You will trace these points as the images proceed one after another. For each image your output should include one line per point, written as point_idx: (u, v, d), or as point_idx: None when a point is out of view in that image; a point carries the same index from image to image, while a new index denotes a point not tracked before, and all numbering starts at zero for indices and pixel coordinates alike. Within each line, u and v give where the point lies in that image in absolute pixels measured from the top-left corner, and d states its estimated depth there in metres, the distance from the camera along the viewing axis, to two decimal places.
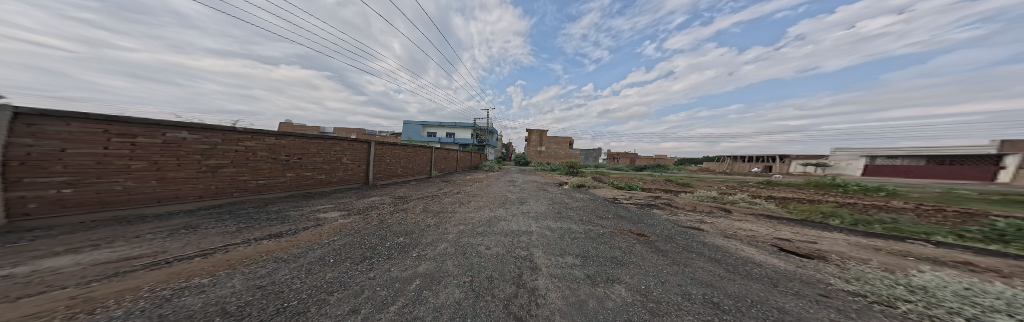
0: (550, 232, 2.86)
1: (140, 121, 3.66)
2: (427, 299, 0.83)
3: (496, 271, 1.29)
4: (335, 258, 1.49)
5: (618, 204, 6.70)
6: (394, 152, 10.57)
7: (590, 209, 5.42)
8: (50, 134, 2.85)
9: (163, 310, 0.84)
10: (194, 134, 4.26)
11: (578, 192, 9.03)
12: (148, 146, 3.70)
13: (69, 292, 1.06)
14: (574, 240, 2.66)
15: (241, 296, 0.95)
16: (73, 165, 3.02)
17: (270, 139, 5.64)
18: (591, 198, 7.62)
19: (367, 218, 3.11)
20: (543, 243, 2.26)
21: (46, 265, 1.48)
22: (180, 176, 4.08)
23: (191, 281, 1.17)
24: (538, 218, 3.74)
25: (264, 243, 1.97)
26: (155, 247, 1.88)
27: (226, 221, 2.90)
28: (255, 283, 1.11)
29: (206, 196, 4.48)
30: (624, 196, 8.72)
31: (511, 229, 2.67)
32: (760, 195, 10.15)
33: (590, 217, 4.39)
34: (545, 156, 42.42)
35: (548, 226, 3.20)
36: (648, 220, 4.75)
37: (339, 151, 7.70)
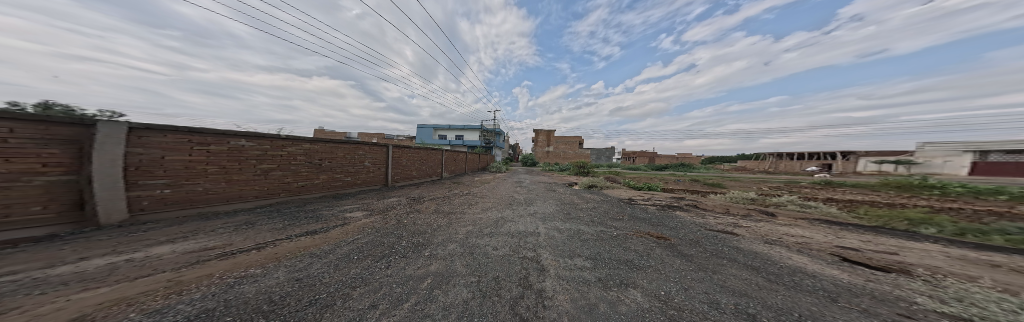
0: (559, 233, 2.84)
1: (212, 131, 4.41)
2: (437, 297, 0.90)
3: (504, 272, 1.34)
4: (356, 255, 1.67)
5: (634, 205, 6.34)
6: (409, 155, 11.23)
7: (603, 210, 5.22)
8: (153, 144, 3.65)
9: (229, 295, 1.04)
10: (251, 141, 5.00)
11: (590, 193, 8.75)
12: (219, 153, 4.44)
13: (169, 275, 1.36)
14: (585, 242, 2.60)
15: (283, 287, 1.13)
16: (170, 169, 3.82)
17: (306, 145, 6.36)
18: (604, 199, 7.31)
19: (386, 218, 3.40)
20: (551, 244, 2.26)
21: (154, 252, 1.92)
22: (242, 178, 4.83)
23: (247, 271, 1.43)
24: (545, 218, 3.75)
25: (299, 240, 2.27)
26: (224, 240, 2.31)
27: (274, 219, 3.40)
28: (294, 276, 1.31)
29: (261, 196, 5.22)
30: (641, 197, 8.22)
31: (517, 229, 2.73)
32: (816, 197, 8.74)
33: (603, 218, 4.24)
34: (556, 156, 41.38)
35: (556, 227, 3.17)
36: (669, 223, 4.43)
37: (362, 154, 8.37)
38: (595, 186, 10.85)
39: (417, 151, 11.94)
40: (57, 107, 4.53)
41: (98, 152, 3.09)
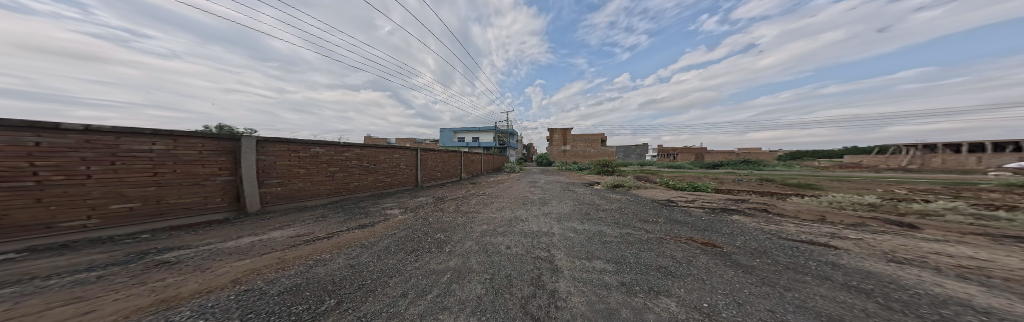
0: (577, 234, 2.76)
1: (300, 141, 5.86)
2: (454, 292, 1.05)
3: (516, 271, 1.43)
4: (390, 249, 1.99)
5: (672, 207, 5.51)
6: (433, 157, 12.20)
7: (631, 211, 4.72)
8: (269, 152, 5.12)
9: (311, 270, 1.46)
10: (322, 148, 6.37)
11: (616, 193, 7.98)
12: (305, 158, 5.87)
13: (276, 255, 1.92)
14: (606, 244, 2.48)
15: (343, 267, 1.50)
16: (280, 171, 5.30)
17: (357, 150, 7.56)
18: (634, 199, 6.57)
19: (415, 216, 3.93)
20: (566, 245, 2.25)
21: (270, 235, 2.78)
22: (319, 178, 6.19)
23: (321, 256, 1.88)
24: (561, 218, 3.67)
25: (351, 233, 2.85)
26: (307, 229, 3.13)
27: (335, 214, 4.32)
28: (350, 259, 1.70)
29: (330, 194, 6.52)
30: (682, 198, 7.05)
31: (531, 229, 2.77)
32: (1004, 206, 5.75)
33: (631, 220, 3.85)
34: (577, 156, 37.70)
35: (572, 227, 3.10)
36: (721, 229, 3.70)
37: (398, 157, 9.36)
38: (622, 187, 9.76)
39: (440, 154, 12.98)
40: (224, 127, 6.83)
41: (239, 159, 4.57)
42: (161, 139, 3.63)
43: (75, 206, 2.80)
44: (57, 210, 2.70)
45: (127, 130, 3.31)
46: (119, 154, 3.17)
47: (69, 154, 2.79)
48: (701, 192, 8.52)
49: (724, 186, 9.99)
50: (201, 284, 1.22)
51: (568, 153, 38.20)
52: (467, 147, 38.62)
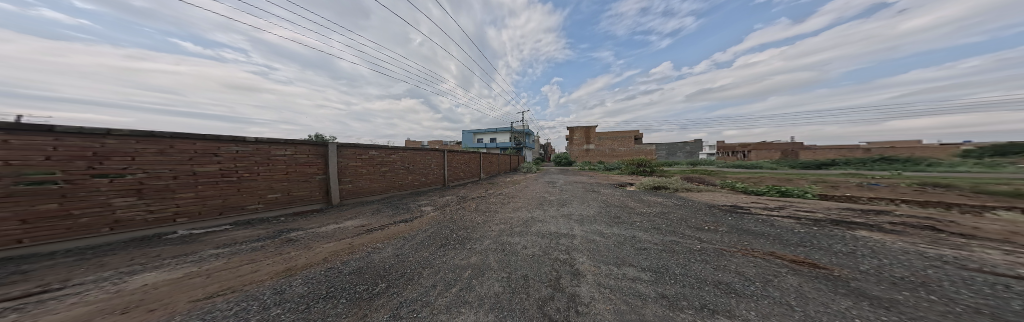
0: (602, 237, 2.62)
1: (367, 146, 7.15)
2: (475, 288, 1.19)
3: (533, 272, 1.50)
4: (424, 243, 2.10)
5: (739, 215, 4.37)
6: (460, 158, 12.80)
7: (678, 217, 3.99)
8: (348, 155, 6.49)
9: (372, 250, 1.85)
10: (377, 151, 7.38)
11: (656, 196, 6.85)
12: (367, 160, 6.97)
13: (346, 241, 2.23)
14: (639, 250, 2.24)
15: (392, 250, 1.86)
16: (351, 172, 6.52)
17: (402, 152, 8.46)
18: (680, 204, 5.53)
19: (444, 212, 4.36)
20: (590, 249, 2.17)
21: (346, 221, 3.62)
22: (376, 177, 7.25)
23: (375, 244, 2.07)
24: (583, 221, 3.46)
25: (396, 226, 3.13)
26: (366, 218, 3.90)
27: (385, 209, 5.10)
28: (397, 244, 2.08)
29: (383, 191, 7.54)
30: (754, 204, 5.50)
31: (549, 230, 2.76)
32: None
33: (676, 227, 3.28)
34: (605, 156, 33.15)
35: (597, 231, 2.90)
36: (827, 246, 2.71)
37: (431, 158, 10.13)
38: (664, 189, 8.28)
39: (466, 154, 13.58)
40: None
41: (328, 161, 5.92)
42: (289, 146, 5.19)
43: (251, 194, 4.47)
44: (244, 196, 4.38)
45: (273, 141, 4.93)
46: (269, 158, 4.78)
47: (251, 158, 4.49)
48: (791, 198, 6.41)
49: (833, 191, 7.27)
50: (310, 255, 1.76)
51: (590, 154, 33.93)
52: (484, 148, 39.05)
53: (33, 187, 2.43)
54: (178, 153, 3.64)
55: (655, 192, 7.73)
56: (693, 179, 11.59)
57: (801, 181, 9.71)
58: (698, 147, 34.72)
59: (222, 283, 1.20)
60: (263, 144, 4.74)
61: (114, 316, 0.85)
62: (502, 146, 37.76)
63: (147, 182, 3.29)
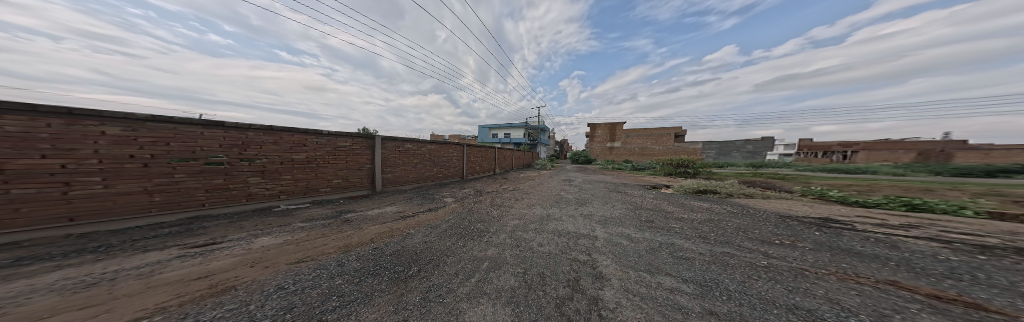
0: (629, 241, 2.44)
1: (406, 139, 8.08)
2: (492, 279, 1.28)
3: (549, 270, 1.53)
4: (447, 233, 2.35)
5: (831, 230, 3.37)
6: (478, 151, 13.39)
7: (735, 227, 3.32)
8: (392, 147, 7.47)
9: (409, 236, 2.17)
10: (412, 145, 8.28)
11: (702, 201, 5.80)
12: (404, 152, 7.90)
13: (387, 225, 2.67)
14: (676, 259, 2.00)
15: (424, 237, 2.14)
16: (393, 163, 7.48)
17: (431, 146, 9.33)
18: (736, 211, 4.59)
19: (463, 204, 4.70)
20: (616, 252, 2.05)
21: (387, 207, 4.28)
22: (410, 168, 8.16)
23: (409, 230, 2.43)
24: (606, 223, 3.24)
25: (424, 215, 3.56)
26: (401, 206, 4.53)
27: (416, 198, 5.76)
28: (427, 232, 2.37)
29: (416, 181, 8.46)
30: (860, 219, 4.11)
31: (566, 229, 2.71)
32: None
33: (729, 238, 2.75)
34: (637, 153, 29.29)
35: (624, 234, 2.69)
36: (1004, 283, 1.82)
37: (454, 151, 10.88)
38: (712, 193, 6.93)
39: (484, 149, 14.10)
40: None
41: (375, 152, 6.85)
42: (350, 138, 6.29)
43: (324, 179, 5.62)
44: (320, 180, 5.54)
45: (340, 134, 6.06)
46: (336, 149, 5.89)
47: (325, 148, 5.65)
48: (934, 215, 4.51)
49: (1018, 207, 4.85)
50: (362, 235, 2.19)
51: (615, 151, 30.46)
52: (499, 143, 38.64)
53: (209, 166, 3.87)
54: (286, 144, 4.92)
55: (701, 197, 6.52)
56: (755, 184, 9.35)
57: (951, 192, 6.76)
58: (768, 146, 27.29)
59: (305, 252, 1.63)
60: (333, 136, 5.89)
61: (247, 268, 1.27)
62: (517, 142, 37.20)
63: (269, 165, 4.63)
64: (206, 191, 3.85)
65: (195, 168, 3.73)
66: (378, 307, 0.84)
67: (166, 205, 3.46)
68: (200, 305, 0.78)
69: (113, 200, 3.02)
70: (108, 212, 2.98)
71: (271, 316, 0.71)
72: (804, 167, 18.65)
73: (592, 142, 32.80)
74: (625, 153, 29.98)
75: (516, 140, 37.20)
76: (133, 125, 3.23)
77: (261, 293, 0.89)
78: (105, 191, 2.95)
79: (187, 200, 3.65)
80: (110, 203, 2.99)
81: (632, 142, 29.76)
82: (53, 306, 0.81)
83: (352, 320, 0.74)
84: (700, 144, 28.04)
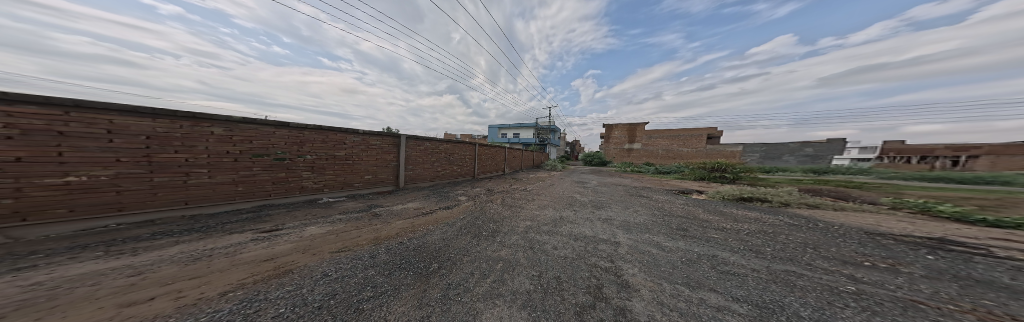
0: (660, 250, 2.28)
1: (426, 138, 8.62)
2: (507, 281, 1.31)
3: (566, 275, 1.53)
4: (462, 231, 2.48)
5: (952, 254, 2.59)
6: (490, 151, 13.70)
7: (800, 242, 2.82)
8: (414, 145, 8.04)
9: (430, 232, 2.34)
10: (432, 143, 8.80)
11: (745, 209, 5.04)
12: (424, 151, 8.44)
13: (409, 221, 2.91)
14: (719, 274, 1.77)
15: (443, 234, 2.29)
16: (415, 161, 8.04)
17: (448, 145, 9.81)
18: (797, 224, 3.88)
19: (476, 203, 4.83)
20: (644, 262, 1.95)
21: (410, 204, 4.63)
22: (428, 166, 8.68)
23: (428, 226, 2.63)
24: (629, 229, 3.06)
25: (440, 212, 3.80)
26: (420, 202, 4.85)
27: (434, 195, 6.07)
28: (445, 229, 2.52)
29: (433, 178, 8.98)
30: (996, 243, 3.10)
31: (584, 233, 2.64)
32: None
33: (792, 254, 2.34)
34: (664, 153, 26.61)
35: (653, 242, 2.53)
36: None
37: (468, 150, 11.28)
38: (755, 202, 6.09)
39: (495, 149, 14.38)
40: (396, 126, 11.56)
41: (400, 150, 7.43)
42: (381, 137, 6.91)
43: (359, 174, 6.29)
44: (355, 175, 6.22)
45: (373, 133, 6.70)
46: (369, 147, 6.54)
47: (361, 146, 6.32)
48: None
49: None
50: (388, 229, 2.43)
51: (634, 153, 28.28)
52: (509, 142, 38.17)
53: (276, 162, 4.64)
54: (331, 142, 5.62)
55: (744, 205, 5.69)
56: (821, 193, 7.75)
57: None
58: (837, 147, 22.39)
59: (344, 242, 1.89)
60: (367, 135, 6.51)
61: (300, 254, 1.52)
62: (527, 142, 36.53)
63: (318, 161, 5.37)
64: (273, 183, 4.63)
65: (267, 163, 4.52)
66: (405, 301, 0.94)
67: (247, 194, 4.28)
68: (269, 284, 0.97)
69: (212, 189, 3.84)
70: (210, 198, 3.82)
71: (319, 301, 0.85)
72: (891, 173, 14.86)
73: (608, 144, 30.62)
74: (645, 155, 27.65)
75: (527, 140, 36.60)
76: (232, 126, 4.06)
77: (310, 279, 1.06)
78: (210, 181, 3.79)
79: (260, 191, 4.44)
80: (211, 191, 3.81)
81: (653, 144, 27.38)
82: (173, 274, 1.08)
83: (382, 311, 0.84)
84: (739, 145, 24.41)
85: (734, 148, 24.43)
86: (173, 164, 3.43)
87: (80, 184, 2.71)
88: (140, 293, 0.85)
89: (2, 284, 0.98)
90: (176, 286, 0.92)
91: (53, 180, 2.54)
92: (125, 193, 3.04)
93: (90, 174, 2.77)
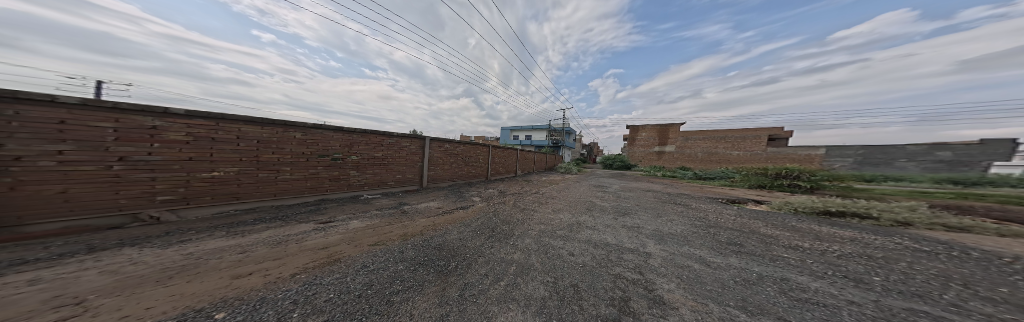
0: (706, 266, 1.97)
1: (448, 140, 9.23)
2: (520, 286, 1.32)
3: (584, 284, 1.47)
4: (478, 232, 2.58)
5: None
6: (504, 153, 13.97)
7: (932, 274, 2.07)
8: (437, 147, 8.69)
9: (448, 232, 2.49)
10: (452, 145, 9.39)
11: (830, 226, 3.95)
12: (445, 152, 9.05)
13: (431, 219, 3.17)
14: (795, 302, 1.43)
15: (461, 234, 2.42)
16: (436, 161, 8.68)
17: (466, 146, 10.32)
18: (929, 251, 2.85)
19: (490, 204, 4.96)
20: (684, 277, 1.72)
21: (432, 203, 5.02)
22: (448, 167, 9.28)
23: (447, 225, 2.82)
24: (664, 239, 2.72)
25: (458, 211, 4.06)
26: (441, 202, 5.21)
27: (453, 195, 6.48)
28: (462, 229, 2.66)
29: (452, 179, 9.56)
30: None
31: (606, 241, 2.46)
32: None
33: (919, 289, 1.71)
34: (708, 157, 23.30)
35: (694, 256, 2.21)
36: None
37: (484, 152, 11.69)
38: (846, 218, 4.74)
39: (509, 151, 14.57)
40: None
41: (425, 152, 8.11)
42: (410, 139, 7.65)
43: (393, 172, 7.08)
44: (390, 174, 7.01)
45: (405, 136, 7.46)
46: (402, 148, 7.31)
47: (395, 147, 7.10)
48: None
49: None
50: (412, 226, 2.69)
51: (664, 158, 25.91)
52: (520, 144, 37.49)
53: (334, 161, 5.57)
54: (373, 144, 6.48)
55: (829, 221, 4.46)
56: (969, 211, 5.55)
57: None
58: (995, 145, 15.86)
59: (378, 236, 2.17)
60: (400, 138, 7.29)
61: (346, 244, 1.82)
62: (540, 144, 35.45)
63: (363, 161, 6.22)
64: (331, 180, 5.55)
65: (328, 162, 5.46)
66: (427, 298, 1.03)
67: (314, 188, 5.22)
68: (324, 270, 1.18)
69: (291, 184, 4.82)
70: (290, 191, 4.80)
71: (359, 290, 1.00)
72: None
73: (632, 147, 28.22)
74: (681, 159, 24.73)
75: (541, 142, 35.48)
76: (307, 131, 5.05)
77: (352, 269, 1.25)
78: (290, 177, 4.78)
79: (322, 186, 5.38)
80: (290, 186, 4.79)
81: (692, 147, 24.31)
82: (263, 254, 1.42)
83: (408, 306, 0.95)
84: (821, 147, 18.96)
85: (818, 151, 18.77)
86: (271, 163, 4.44)
87: (219, 178, 3.79)
88: (246, 267, 1.15)
89: (174, 251, 1.45)
90: (265, 265, 1.21)
91: (205, 174, 3.63)
92: (243, 185, 4.08)
93: (226, 170, 3.86)
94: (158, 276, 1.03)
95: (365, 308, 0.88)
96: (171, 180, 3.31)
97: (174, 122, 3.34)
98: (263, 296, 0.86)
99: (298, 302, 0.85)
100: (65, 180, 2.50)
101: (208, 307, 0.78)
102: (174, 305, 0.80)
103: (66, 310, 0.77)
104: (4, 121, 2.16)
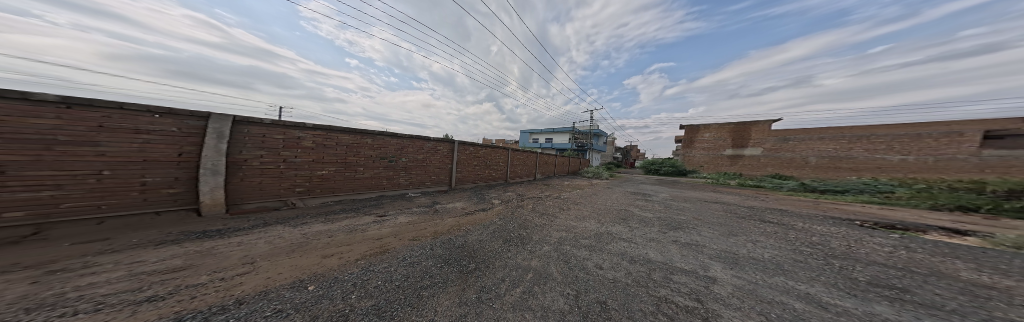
0: (818, 308, 1.38)
1: (473, 144, 9.82)
2: (537, 295, 1.27)
3: (613, 300, 1.29)
4: (495, 235, 2.63)
5: None
6: (525, 156, 13.94)
7: None
8: (464, 150, 9.38)
9: (471, 233, 2.63)
10: (477, 148, 9.98)
11: None
12: (470, 155, 9.69)
13: (455, 219, 3.44)
14: None
15: (482, 236, 2.51)
16: (463, 164, 9.39)
17: (489, 149, 10.76)
18: None
19: (509, 207, 5.01)
20: (770, 314, 1.27)
21: (456, 203, 5.49)
22: (472, 170, 9.90)
23: (467, 226, 3.01)
24: (732, 262, 2.09)
25: (478, 213, 4.26)
26: (465, 203, 5.61)
27: (473, 197, 6.92)
28: (482, 231, 2.77)
29: (475, 181, 10.14)
30: None
31: (645, 256, 2.07)
32: None
33: None
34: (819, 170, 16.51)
35: (793, 291, 1.59)
36: None
37: (506, 155, 11.91)
38: None
39: (529, 154, 14.38)
40: None
41: (454, 154, 8.88)
42: (443, 143, 8.53)
43: (431, 172, 8.05)
44: (428, 174, 7.98)
45: (440, 140, 8.38)
46: (436, 151, 8.23)
47: (432, 151, 8.06)
48: None
49: None
50: (441, 225, 2.98)
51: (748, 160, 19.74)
52: (543, 147, 35.64)
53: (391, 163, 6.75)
54: (417, 148, 7.53)
55: None
56: None
57: None
58: None
59: (414, 231, 2.52)
60: (436, 142, 8.24)
61: (391, 237, 2.18)
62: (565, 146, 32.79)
63: (409, 162, 7.28)
64: (389, 178, 6.72)
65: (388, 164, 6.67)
66: (450, 296, 1.11)
67: (379, 185, 6.44)
68: (376, 259, 1.46)
69: (365, 181, 6.12)
70: (364, 187, 6.08)
71: (399, 280, 1.18)
72: None
73: (692, 150, 23.05)
74: (771, 165, 18.67)
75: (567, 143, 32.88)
76: (376, 138, 6.35)
77: (396, 260, 1.50)
78: (364, 175, 6.08)
79: (384, 183, 6.58)
80: (364, 183, 6.08)
81: (797, 149, 17.66)
82: (340, 240, 1.88)
83: (434, 302, 1.05)
84: None
85: None
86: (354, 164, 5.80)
87: (325, 175, 5.20)
88: (330, 249, 1.55)
89: (295, 231, 2.12)
90: (341, 249, 1.59)
91: (318, 172, 5.07)
92: (336, 182, 5.45)
93: (329, 169, 5.27)
94: (286, 249, 1.53)
95: (400, 299, 1.03)
96: (302, 176, 4.79)
97: (309, 133, 4.89)
98: (337, 276, 1.14)
99: (356, 285, 1.08)
100: (261, 174, 4.17)
101: (307, 279, 1.09)
102: (295, 272, 1.17)
103: (250, 268, 1.26)
104: (242, 136, 3.95)
